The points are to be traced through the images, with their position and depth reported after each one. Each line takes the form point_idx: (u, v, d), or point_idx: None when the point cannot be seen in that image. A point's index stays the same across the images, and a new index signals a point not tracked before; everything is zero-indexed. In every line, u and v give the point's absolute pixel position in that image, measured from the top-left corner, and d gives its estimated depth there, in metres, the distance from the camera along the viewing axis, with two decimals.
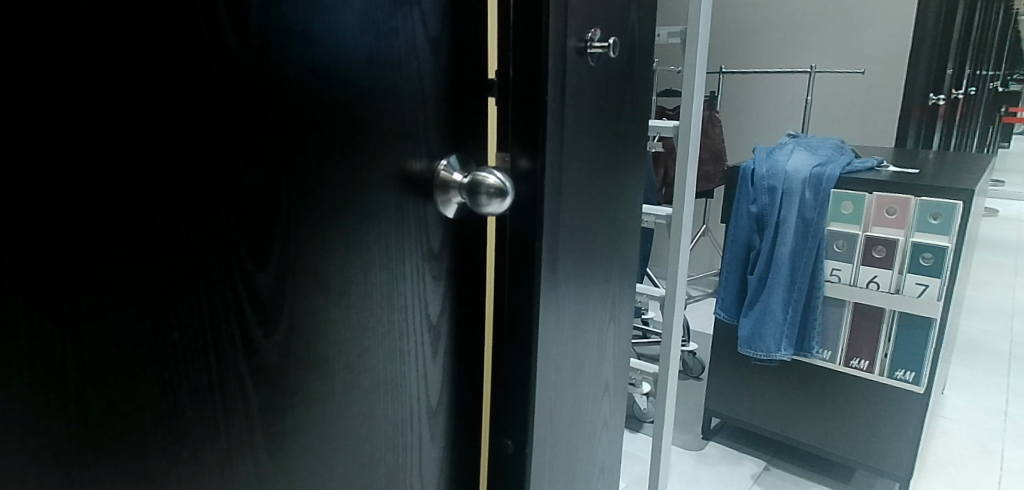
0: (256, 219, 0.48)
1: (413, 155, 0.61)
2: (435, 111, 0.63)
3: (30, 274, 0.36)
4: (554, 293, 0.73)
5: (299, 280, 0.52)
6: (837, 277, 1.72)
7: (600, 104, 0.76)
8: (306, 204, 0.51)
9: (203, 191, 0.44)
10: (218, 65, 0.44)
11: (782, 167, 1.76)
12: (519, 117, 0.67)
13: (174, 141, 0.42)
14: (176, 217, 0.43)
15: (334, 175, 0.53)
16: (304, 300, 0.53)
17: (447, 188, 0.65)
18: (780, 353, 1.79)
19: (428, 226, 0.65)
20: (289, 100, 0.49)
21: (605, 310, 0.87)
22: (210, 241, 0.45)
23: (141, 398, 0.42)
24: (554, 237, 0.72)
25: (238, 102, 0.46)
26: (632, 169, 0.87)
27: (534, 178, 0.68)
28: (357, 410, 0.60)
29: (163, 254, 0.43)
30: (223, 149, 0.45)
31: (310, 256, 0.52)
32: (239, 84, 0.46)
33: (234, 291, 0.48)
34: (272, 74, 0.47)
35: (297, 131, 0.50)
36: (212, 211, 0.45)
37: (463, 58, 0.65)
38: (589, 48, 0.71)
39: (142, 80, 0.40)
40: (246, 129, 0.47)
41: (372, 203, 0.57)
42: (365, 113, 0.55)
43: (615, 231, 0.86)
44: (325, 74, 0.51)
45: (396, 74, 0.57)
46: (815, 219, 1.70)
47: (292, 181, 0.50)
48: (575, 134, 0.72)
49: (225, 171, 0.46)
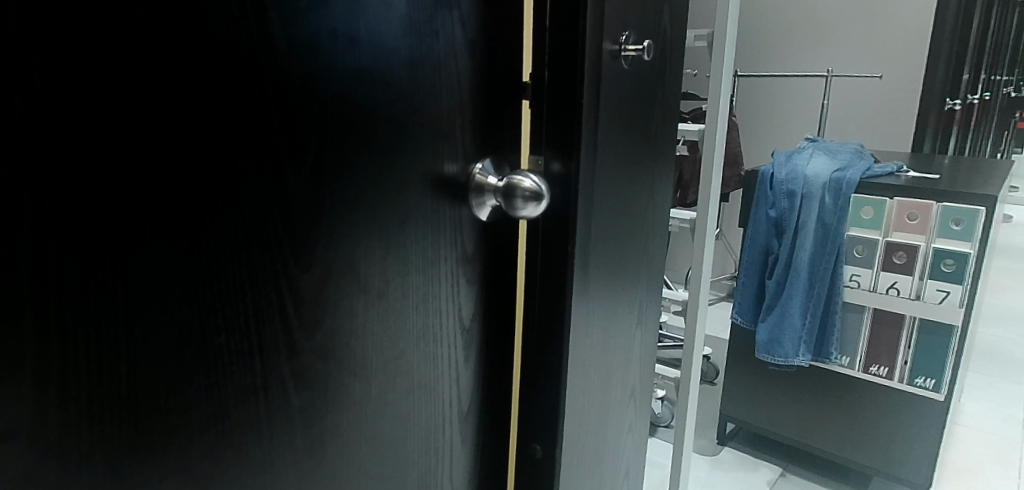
0: (300, 221, 0.48)
1: (447, 158, 0.61)
2: (471, 113, 0.63)
3: (87, 275, 0.36)
4: (586, 298, 0.73)
5: (341, 282, 0.52)
6: (857, 283, 1.70)
7: (633, 106, 0.76)
8: (348, 207, 0.51)
9: (250, 193, 0.45)
10: (265, 66, 0.44)
11: (801, 171, 1.75)
12: (553, 121, 0.67)
13: (222, 143, 0.42)
14: (223, 219, 0.43)
15: (375, 178, 0.53)
16: (346, 302, 0.52)
17: (482, 191, 0.65)
18: (798, 359, 1.77)
19: (462, 229, 0.64)
20: (335, 103, 0.49)
21: (633, 313, 0.87)
22: (256, 242, 0.45)
23: (190, 399, 0.42)
24: (586, 241, 0.71)
25: (286, 104, 0.46)
26: (661, 173, 0.87)
27: (568, 182, 0.67)
28: (393, 412, 0.59)
29: (211, 256, 0.43)
30: (269, 150, 0.45)
31: (351, 258, 0.52)
32: (286, 86, 0.46)
33: (280, 293, 0.48)
34: (316, 76, 0.47)
35: (341, 132, 0.50)
36: (259, 212, 0.45)
37: (499, 62, 0.65)
38: (623, 51, 0.71)
39: (194, 81, 0.40)
40: (293, 130, 0.46)
41: (410, 205, 0.57)
42: (405, 114, 0.55)
43: (643, 235, 0.85)
44: (368, 75, 0.51)
45: (435, 76, 0.57)
46: (835, 224, 1.69)
47: (335, 183, 0.50)
48: (607, 138, 0.72)
49: (272, 172, 0.46)
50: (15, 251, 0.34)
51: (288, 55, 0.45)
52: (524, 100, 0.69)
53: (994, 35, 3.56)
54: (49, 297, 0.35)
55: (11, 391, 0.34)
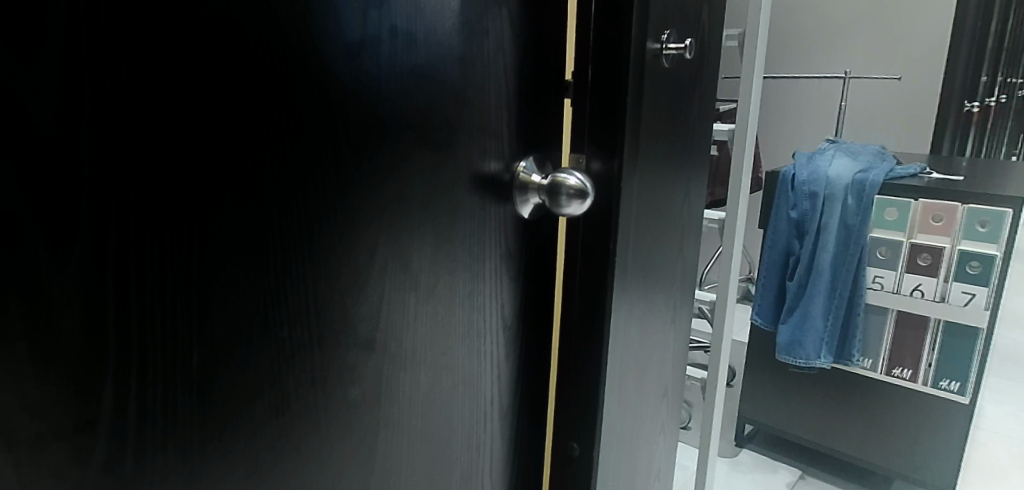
0: (359, 216, 0.49)
1: (492, 155, 0.61)
2: (517, 110, 0.63)
3: (163, 267, 0.37)
4: (625, 295, 0.73)
5: (394, 276, 0.52)
6: (880, 285, 1.70)
7: (672, 104, 0.76)
8: (401, 202, 0.52)
9: (313, 188, 0.45)
10: (328, 64, 0.44)
11: (823, 172, 1.75)
12: (596, 119, 0.67)
13: (290, 139, 0.43)
14: (289, 212, 0.44)
15: (426, 172, 0.54)
16: (399, 295, 0.53)
17: (526, 189, 0.65)
18: (820, 361, 1.76)
19: (506, 226, 0.65)
20: (394, 100, 0.50)
21: (668, 312, 0.87)
22: (318, 236, 0.46)
23: (254, 389, 0.44)
24: (626, 240, 0.71)
25: (350, 101, 0.46)
26: (696, 172, 0.87)
27: (611, 179, 0.68)
28: (441, 408, 0.60)
29: (276, 249, 0.43)
30: (333, 146, 0.46)
31: (404, 252, 0.53)
32: (348, 83, 0.46)
33: (339, 285, 0.48)
34: (376, 71, 0.48)
35: (396, 129, 0.50)
36: (320, 206, 0.46)
37: (543, 59, 0.65)
38: (664, 50, 0.71)
39: (266, 79, 0.41)
40: (354, 126, 0.47)
41: (457, 200, 0.58)
42: (454, 110, 0.56)
43: (678, 234, 0.85)
44: (421, 71, 0.52)
45: (486, 73, 0.58)
46: (858, 225, 1.68)
47: (391, 179, 0.50)
48: (648, 137, 0.72)
49: (333, 167, 0.46)
50: (98, 244, 0.34)
51: (348, 52, 0.46)
52: (566, 98, 0.69)
53: (1013, 36, 3.54)
54: (129, 290, 0.36)
55: (91, 383, 0.35)
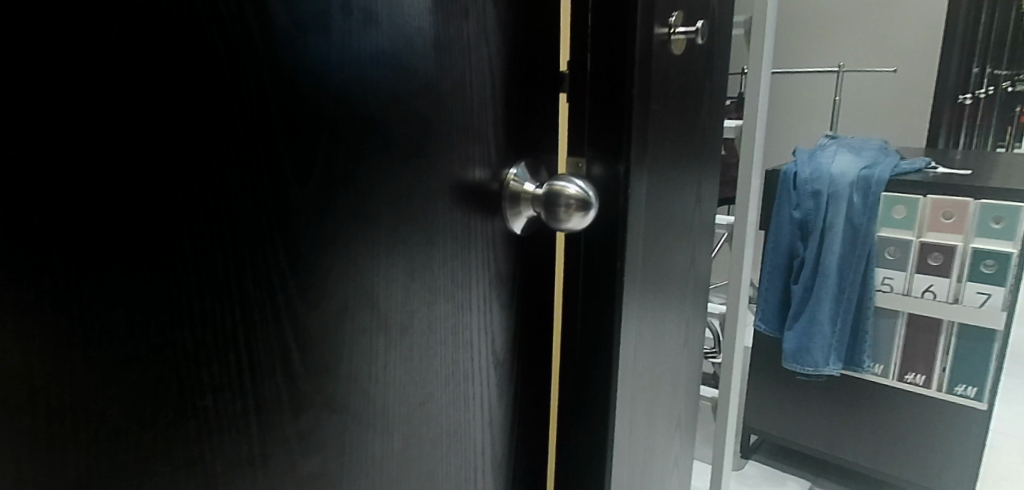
0: (310, 246, 0.39)
1: (476, 161, 0.51)
2: (505, 107, 0.53)
3: (21, 328, 0.28)
4: (635, 317, 0.64)
5: (359, 316, 0.43)
6: (889, 287, 1.61)
7: (681, 97, 0.67)
8: (366, 224, 0.42)
9: (249, 214, 0.36)
10: (263, 52, 0.35)
11: (826, 169, 1.66)
12: (596, 115, 0.57)
13: (208, 145, 0.33)
14: (215, 244, 0.35)
15: (396, 188, 0.44)
16: (365, 340, 0.43)
17: (518, 200, 0.55)
18: (829, 368, 1.67)
19: (494, 243, 0.55)
20: (347, 97, 0.40)
21: (679, 332, 0.77)
22: (256, 271, 0.37)
23: (168, 475, 0.34)
24: (635, 256, 0.61)
25: (286, 99, 0.37)
26: (705, 174, 0.78)
27: (616, 185, 0.58)
28: (421, 469, 0.50)
29: (198, 291, 0.34)
30: (272, 157, 0.36)
31: (370, 286, 0.43)
32: (291, 77, 0.37)
33: (287, 331, 0.39)
34: (325, 61, 0.38)
35: (354, 136, 0.41)
36: (259, 235, 0.37)
37: (535, 44, 0.55)
38: (673, 34, 0.62)
39: (189, 69, 0.32)
40: (300, 133, 0.38)
41: (435, 217, 0.48)
42: (428, 108, 0.46)
43: (689, 243, 0.75)
44: (385, 58, 0.42)
45: (465, 61, 0.48)
46: (864, 225, 1.59)
47: (352, 199, 0.41)
48: (656, 135, 0.62)
49: (272, 185, 0.37)
50: None
51: (287, 25, 0.36)
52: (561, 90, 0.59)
53: None
54: None
55: None
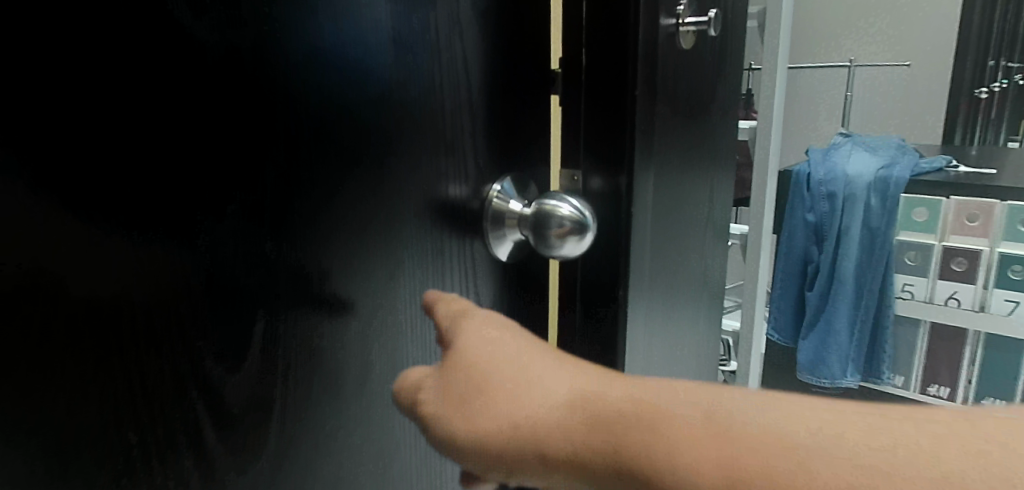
0: (229, 291, 0.33)
1: (452, 176, 0.44)
2: (486, 112, 0.45)
3: None
4: (637, 351, 0.56)
5: (294, 367, 0.37)
6: (910, 294, 1.53)
7: (690, 96, 0.59)
8: (301, 260, 0.36)
9: (147, 261, 0.30)
10: (156, 62, 0.28)
11: (841, 170, 1.58)
12: (593, 121, 0.49)
13: (86, 183, 0.27)
14: (95, 300, 0.28)
15: (344, 219, 0.38)
16: (302, 395, 0.37)
17: (501, 221, 0.47)
18: (846, 380, 1.59)
19: (473, 273, 0.47)
20: (277, 115, 0.33)
21: (690, 355, 0.70)
22: (160, 330, 0.30)
23: None
24: (641, 279, 0.54)
25: (194, 120, 0.30)
26: (717, 182, 0.70)
27: (618, 201, 0.51)
28: None
29: (80, 360, 0.28)
30: (175, 191, 0.30)
31: (306, 332, 0.37)
32: (196, 92, 0.30)
33: (204, 397, 0.33)
34: (241, 68, 0.32)
35: (286, 159, 0.34)
36: (161, 287, 0.30)
37: (521, 37, 0.47)
38: (682, 25, 0.54)
39: (48, 92, 0.25)
40: (211, 160, 0.31)
41: (401, 248, 0.41)
42: (387, 120, 0.39)
43: (696, 262, 0.67)
44: (325, 60, 0.35)
45: (432, 60, 0.41)
46: (883, 228, 1.51)
47: (282, 234, 0.35)
48: (663, 141, 0.54)
49: (177, 222, 0.30)
50: None
51: (187, 24, 0.29)
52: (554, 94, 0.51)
53: None
54: None
55: None
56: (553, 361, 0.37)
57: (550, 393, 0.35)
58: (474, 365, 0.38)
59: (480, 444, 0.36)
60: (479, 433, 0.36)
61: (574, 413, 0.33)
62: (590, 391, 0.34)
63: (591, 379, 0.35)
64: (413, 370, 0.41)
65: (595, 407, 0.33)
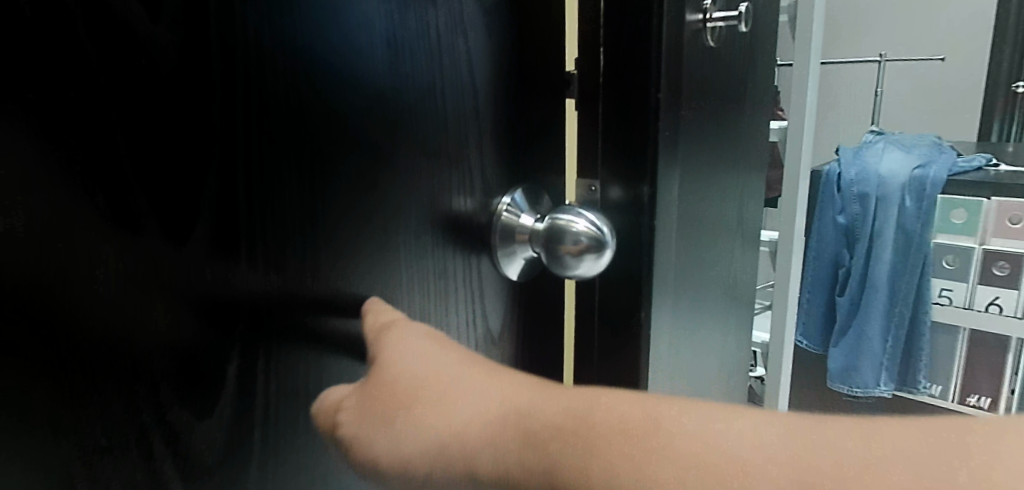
0: (202, 328, 0.29)
1: (456, 188, 0.41)
2: (490, 118, 0.42)
3: None
4: (661, 375, 0.52)
5: (276, 406, 0.33)
6: (947, 299, 1.47)
7: (719, 99, 0.55)
8: (281, 286, 0.32)
9: (107, 302, 0.26)
10: (109, 72, 0.25)
11: (873, 170, 1.51)
12: (612, 128, 0.45)
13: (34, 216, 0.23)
14: (52, 351, 0.24)
15: (329, 239, 0.34)
16: (285, 433, 0.34)
17: (513, 237, 0.44)
18: (880, 389, 1.54)
19: (478, 292, 0.44)
20: (256, 129, 0.30)
21: (718, 372, 0.66)
22: (119, 382, 0.26)
23: None
24: (665, 298, 0.50)
25: (165, 137, 0.26)
26: (746, 188, 0.65)
27: (641, 213, 0.46)
28: None
29: (27, 427, 0.24)
30: (134, 219, 0.26)
31: (288, 364, 0.34)
32: (155, 106, 0.26)
33: (177, 452, 0.29)
34: (209, 76, 0.28)
35: (264, 177, 0.30)
36: (121, 331, 0.26)
37: (531, 37, 0.43)
38: (709, 21, 0.50)
39: None
40: (177, 182, 0.27)
41: (394, 267, 0.38)
42: (379, 129, 0.35)
43: (724, 276, 0.63)
44: (311, 64, 0.32)
45: (430, 63, 0.37)
46: (919, 231, 1.44)
47: (261, 259, 0.31)
48: (689, 147, 0.50)
49: (146, 254, 0.27)
50: None
51: (145, 24, 0.25)
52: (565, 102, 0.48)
53: None
54: None
55: None
56: (484, 377, 0.33)
57: (472, 414, 0.31)
58: (403, 380, 0.35)
59: (404, 465, 0.32)
60: (401, 453, 0.33)
61: (504, 431, 0.29)
62: (523, 406, 0.30)
63: (524, 390, 0.31)
64: (335, 387, 0.36)
65: (533, 424, 0.29)
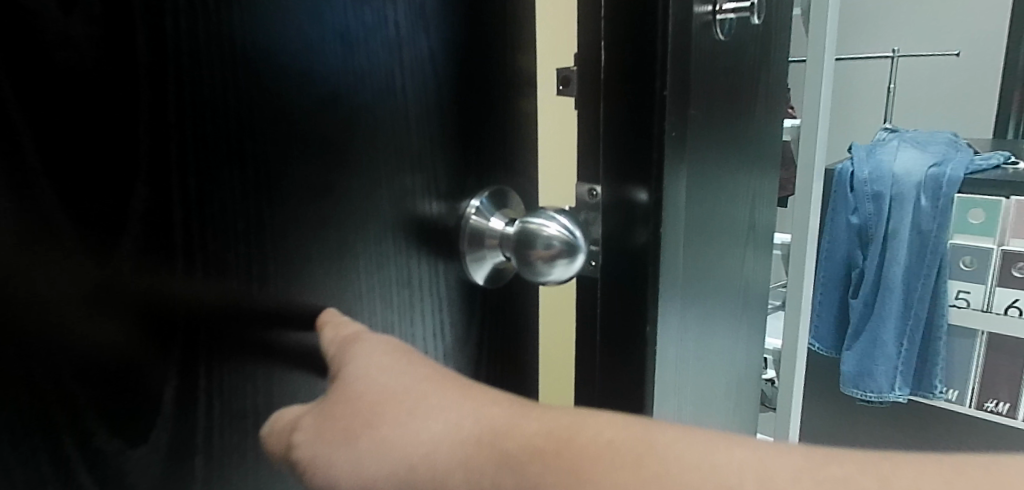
0: (135, 344, 0.27)
1: (423, 193, 0.39)
2: (455, 117, 0.40)
3: None
4: (667, 390, 0.49)
5: (219, 425, 0.31)
6: (965, 302, 1.42)
7: (729, 99, 0.51)
8: (225, 298, 0.30)
9: (21, 317, 0.24)
10: (17, 67, 0.23)
11: (887, 168, 1.47)
12: (616, 127, 0.42)
13: None
14: None
15: (279, 247, 0.32)
16: (228, 453, 0.32)
17: (481, 240, 0.42)
18: (894, 394, 1.50)
19: (444, 300, 0.42)
20: (192, 130, 0.28)
21: (729, 386, 0.63)
22: (38, 403, 0.24)
23: None
24: (671, 311, 0.47)
25: (85, 138, 0.24)
26: (759, 189, 0.62)
27: (643, 218, 0.43)
28: None
29: None
30: (49, 230, 0.24)
31: (234, 380, 0.32)
32: (71, 105, 0.24)
33: (102, 481, 0.26)
34: (137, 73, 0.26)
35: (202, 183, 0.28)
36: (39, 348, 0.24)
37: (494, 40, 0.41)
38: (719, 14, 0.46)
39: None
40: (100, 187, 0.25)
41: (354, 276, 0.36)
42: (334, 131, 0.33)
43: (736, 279, 0.59)
44: (253, 61, 0.30)
45: (390, 58, 0.35)
46: (934, 232, 1.40)
47: (200, 269, 0.29)
48: (698, 150, 0.47)
49: (62, 265, 0.24)
50: None
51: (55, 16, 0.23)
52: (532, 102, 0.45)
53: None
54: None
55: None
56: (455, 394, 0.31)
57: (442, 432, 0.29)
58: (366, 398, 0.32)
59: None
60: (361, 475, 0.30)
61: (481, 453, 0.28)
62: (497, 427, 0.28)
63: (497, 408, 0.30)
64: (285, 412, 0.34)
65: (506, 445, 0.28)
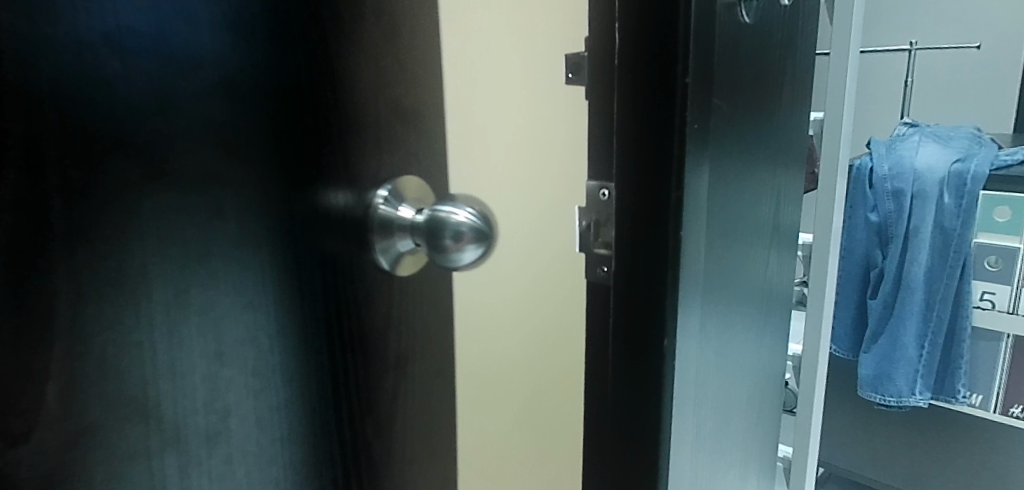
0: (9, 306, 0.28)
1: (327, 182, 0.38)
2: (359, 104, 0.39)
3: None
4: (686, 404, 0.44)
5: (114, 412, 0.31)
6: (990, 303, 1.36)
7: (754, 88, 0.46)
8: (117, 274, 0.31)
9: None
10: None
11: (907, 164, 1.41)
12: (633, 120, 0.37)
13: None
14: None
15: (173, 231, 0.32)
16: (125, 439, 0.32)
17: (391, 231, 0.41)
18: (915, 398, 1.45)
19: (362, 287, 0.42)
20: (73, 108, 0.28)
21: (752, 399, 0.59)
22: None
23: None
24: (693, 322, 0.42)
25: None
26: (784, 186, 0.57)
27: (663, 219, 0.38)
28: None
29: None
30: None
31: (127, 354, 0.32)
32: None
33: None
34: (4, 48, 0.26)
35: (83, 170, 0.29)
36: None
37: (406, 35, 0.42)
38: None
39: None
40: None
41: (247, 258, 0.36)
42: (210, 119, 0.33)
43: (760, 281, 0.55)
44: (129, 57, 0.30)
45: (279, 39, 0.35)
46: (958, 231, 1.35)
47: (83, 245, 0.29)
48: (722, 145, 0.42)
49: None
50: None
51: None
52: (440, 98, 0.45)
53: None
54: None
55: None
56: None
57: None
58: None
59: None
60: None
61: None
62: None
63: None
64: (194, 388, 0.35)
65: None
